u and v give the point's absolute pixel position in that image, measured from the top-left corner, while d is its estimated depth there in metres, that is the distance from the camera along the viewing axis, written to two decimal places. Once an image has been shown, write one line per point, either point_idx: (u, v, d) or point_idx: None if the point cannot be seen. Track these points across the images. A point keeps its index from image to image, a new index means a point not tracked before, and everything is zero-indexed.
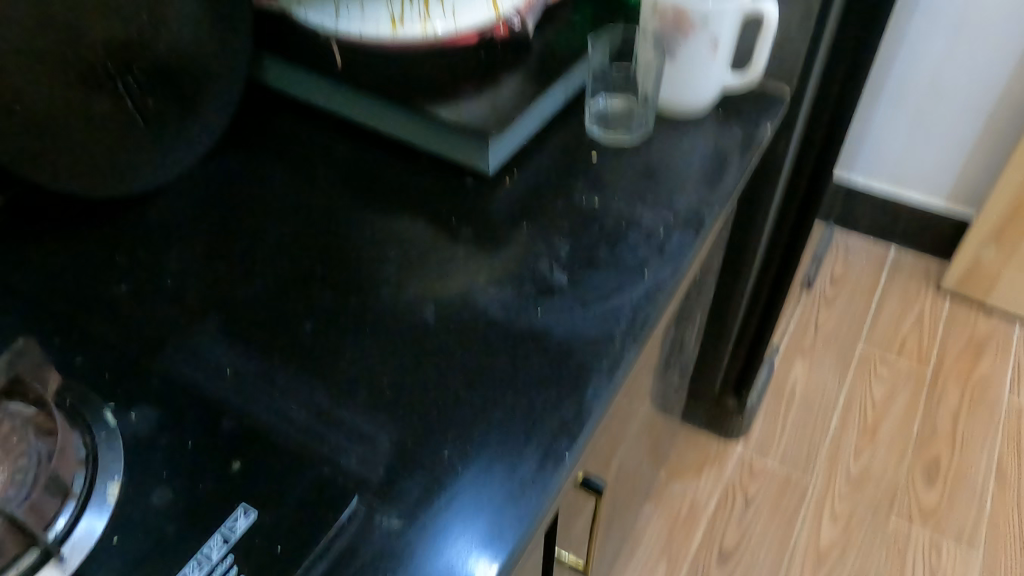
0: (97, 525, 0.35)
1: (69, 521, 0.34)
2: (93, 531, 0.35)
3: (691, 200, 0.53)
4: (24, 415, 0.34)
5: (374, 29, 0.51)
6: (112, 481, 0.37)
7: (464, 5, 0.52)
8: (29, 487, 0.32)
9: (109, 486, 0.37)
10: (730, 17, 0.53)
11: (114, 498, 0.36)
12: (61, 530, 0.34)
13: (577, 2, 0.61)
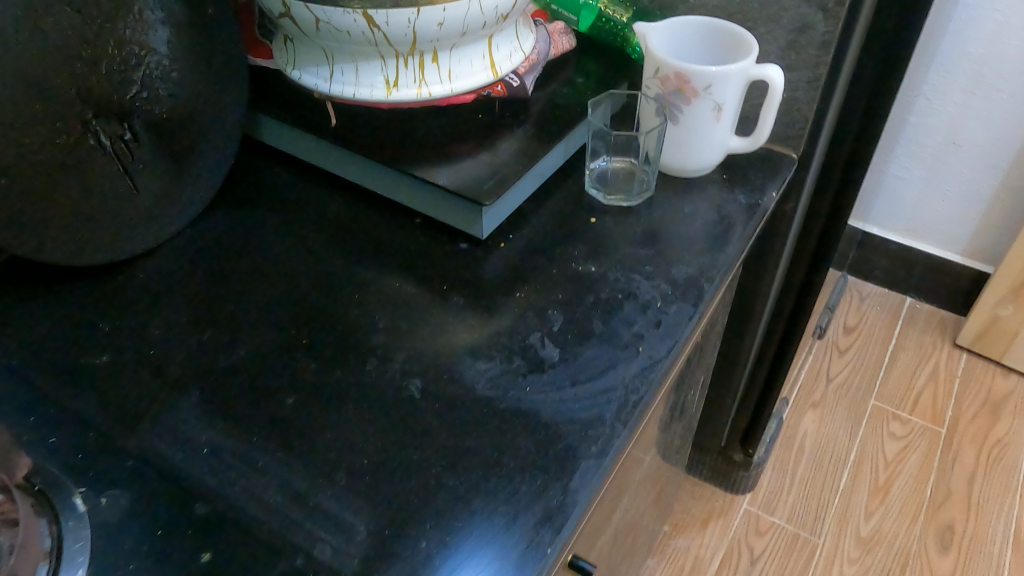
0: None
1: None
2: None
3: (692, 269, 0.51)
4: None
5: (368, 93, 0.51)
6: None
7: (460, 68, 0.51)
8: None
9: None
10: (734, 83, 0.52)
11: None
12: None
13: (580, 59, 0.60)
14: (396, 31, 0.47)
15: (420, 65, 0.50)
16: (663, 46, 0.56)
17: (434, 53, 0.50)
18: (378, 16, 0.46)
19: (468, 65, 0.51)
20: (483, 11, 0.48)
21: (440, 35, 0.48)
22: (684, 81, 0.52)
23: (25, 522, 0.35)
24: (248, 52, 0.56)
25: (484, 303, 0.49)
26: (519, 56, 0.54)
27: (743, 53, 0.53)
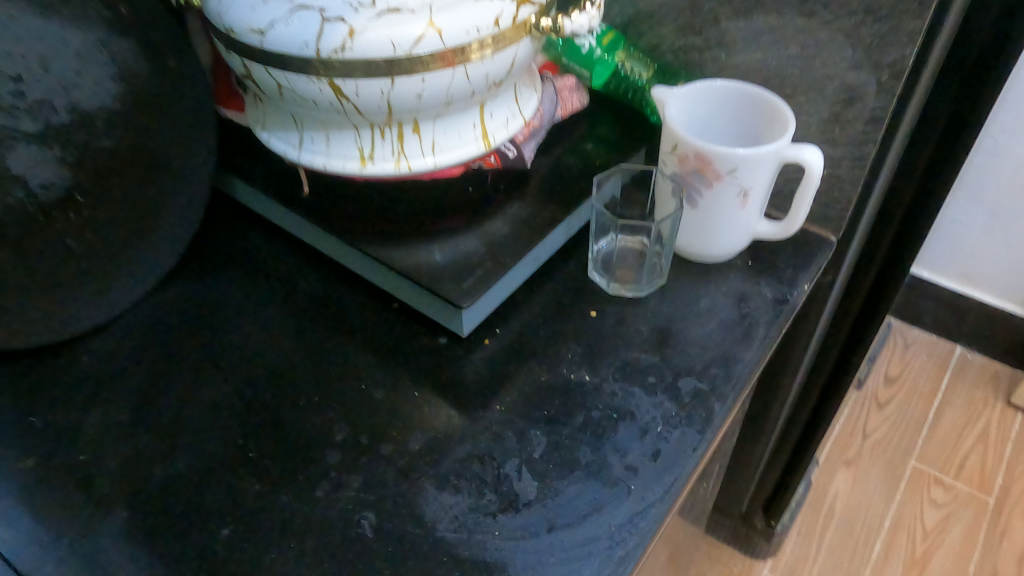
0: None
1: None
2: None
3: (701, 383, 0.44)
4: None
5: (341, 165, 0.44)
6: None
7: (447, 139, 0.44)
8: None
9: None
10: (765, 168, 0.44)
11: None
12: None
13: (589, 122, 0.53)
14: (369, 103, 0.41)
15: (398, 136, 0.43)
16: (685, 116, 0.48)
17: (415, 123, 0.43)
18: (346, 86, 0.40)
19: (455, 135, 0.44)
20: (471, 80, 0.41)
21: (421, 106, 0.42)
22: (705, 163, 0.44)
23: None
24: (217, 101, 0.51)
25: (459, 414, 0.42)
26: (518, 122, 0.47)
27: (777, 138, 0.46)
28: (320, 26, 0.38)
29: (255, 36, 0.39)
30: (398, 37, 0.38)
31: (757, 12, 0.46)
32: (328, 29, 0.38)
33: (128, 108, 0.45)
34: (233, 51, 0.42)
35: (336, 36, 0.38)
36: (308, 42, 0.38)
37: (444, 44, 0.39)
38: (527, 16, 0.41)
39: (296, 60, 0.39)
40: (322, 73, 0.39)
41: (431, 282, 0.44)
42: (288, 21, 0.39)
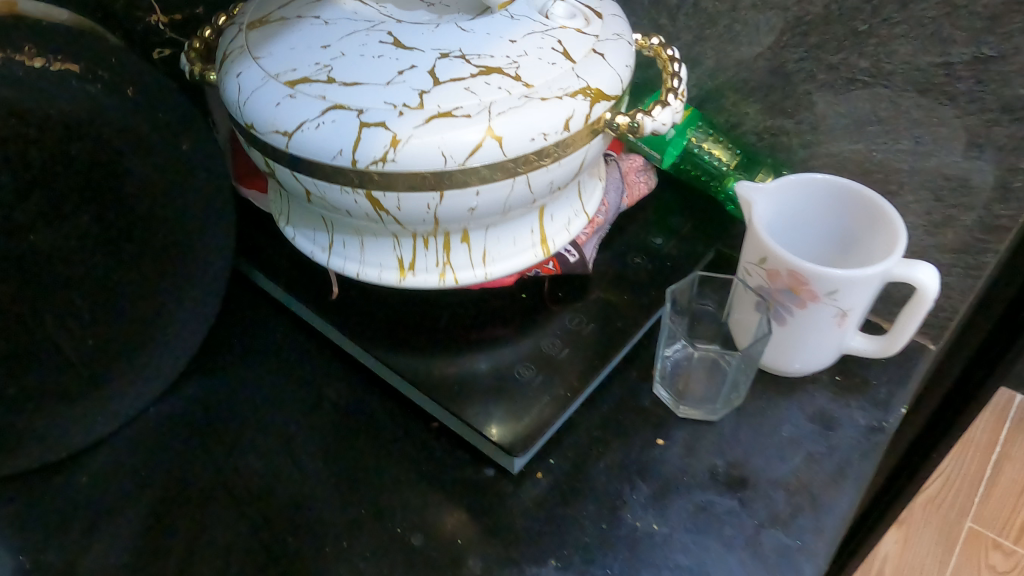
0: None
1: None
2: None
3: (786, 535, 0.37)
4: None
5: (376, 275, 0.38)
6: None
7: (500, 248, 0.38)
8: None
9: None
10: (870, 289, 0.38)
11: None
12: None
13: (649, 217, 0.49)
14: (412, 217, 0.35)
15: (444, 245, 0.37)
16: (772, 216, 0.42)
17: (464, 232, 0.37)
18: (386, 199, 0.34)
19: (510, 244, 0.38)
20: (533, 190, 0.35)
21: (473, 218, 0.36)
22: (799, 282, 0.38)
23: None
24: (236, 184, 0.46)
25: (509, 573, 0.36)
26: (581, 221, 0.41)
27: (883, 251, 0.40)
28: (358, 133, 0.31)
29: (281, 138, 0.33)
30: (451, 147, 0.32)
31: (862, 96, 0.40)
32: (367, 135, 0.32)
33: (134, 192, 0.39)
34: (254, 147, 0.35)
35: (377, 145, 0.32)
36: (343, 150, 0.32)
37: (504, 152, 0.33)
38: (601, 113, 0.35)
39: (329, 168, 0.33)
40: (358, 183, 0.33)
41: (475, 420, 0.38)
42: (320, 123, 0.32)
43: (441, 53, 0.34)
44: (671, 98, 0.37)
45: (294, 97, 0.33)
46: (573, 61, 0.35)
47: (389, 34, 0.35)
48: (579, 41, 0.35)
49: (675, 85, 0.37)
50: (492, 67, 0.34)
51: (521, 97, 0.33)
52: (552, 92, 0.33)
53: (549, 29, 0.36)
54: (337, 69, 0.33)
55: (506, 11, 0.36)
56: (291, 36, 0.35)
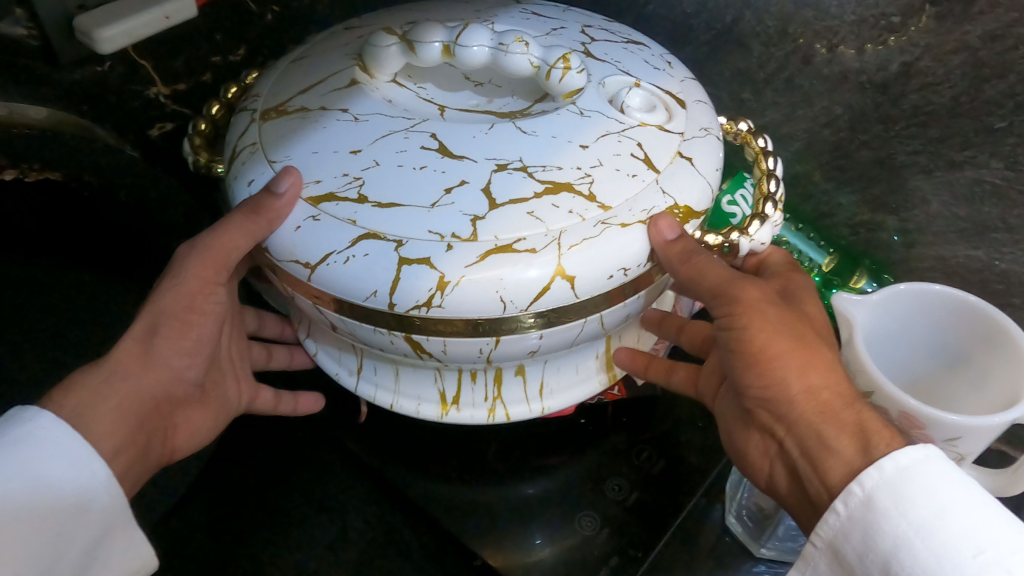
0: None
1: None
2: None
3: None
4: None
5: (413, 407, 0.32)
6: None
7: (560, 379, 0.32)
8: None
9: None
10: (997, 432, 0.32)
11: None
12: None
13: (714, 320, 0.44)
14: (460, 358, 0.29)
15: (495, 379, 0.31)
16: (874, 330, 0.36)
17: (518, 367, 0.31)
18: (430, 343, 0.28)
19: (572, 372, 0.32)
20: (606, 325, 0.30)
21: (534, 356, 0.30)
22: (913, 426, 0.32)
23: None
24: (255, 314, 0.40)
25: None
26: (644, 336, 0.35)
27: (1006, 388, 0.33)
28: (399, 275, 0.25)
29: (301, 269, 0.27)
30: (512, 293, 0.26)
31: (992, 203, 0.34)
32: (408, 275, 0.25)
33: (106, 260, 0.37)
34: (273, 270, 0.29)
35: (420, 288, 0.25)
36: (379, 291, 0.26)
37: (576, 292, 0.27)
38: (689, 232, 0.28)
39: (360, 308, 0.27)
40: (398, 324, 0.27)
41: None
42: (349, 256, 0.26)
43: (498, 164, 0.27)
44: (770, 209, 0.30)
45: (317, 219, 0.26)
46: (657, 171, 0.28)
47: (432, 136, 0.28)
48: (662, 143, 0.29)
49: (771, 189, 0.31)
50: (561, 182, 0.27)
51: (598, 223, 0.26)
52: (635, 217, 0.26)
53: (626, 128, 0.29)
54: (369, 184, 0.27)
55: (572, 103, 0.29)
56: (311, 132, 0.29)
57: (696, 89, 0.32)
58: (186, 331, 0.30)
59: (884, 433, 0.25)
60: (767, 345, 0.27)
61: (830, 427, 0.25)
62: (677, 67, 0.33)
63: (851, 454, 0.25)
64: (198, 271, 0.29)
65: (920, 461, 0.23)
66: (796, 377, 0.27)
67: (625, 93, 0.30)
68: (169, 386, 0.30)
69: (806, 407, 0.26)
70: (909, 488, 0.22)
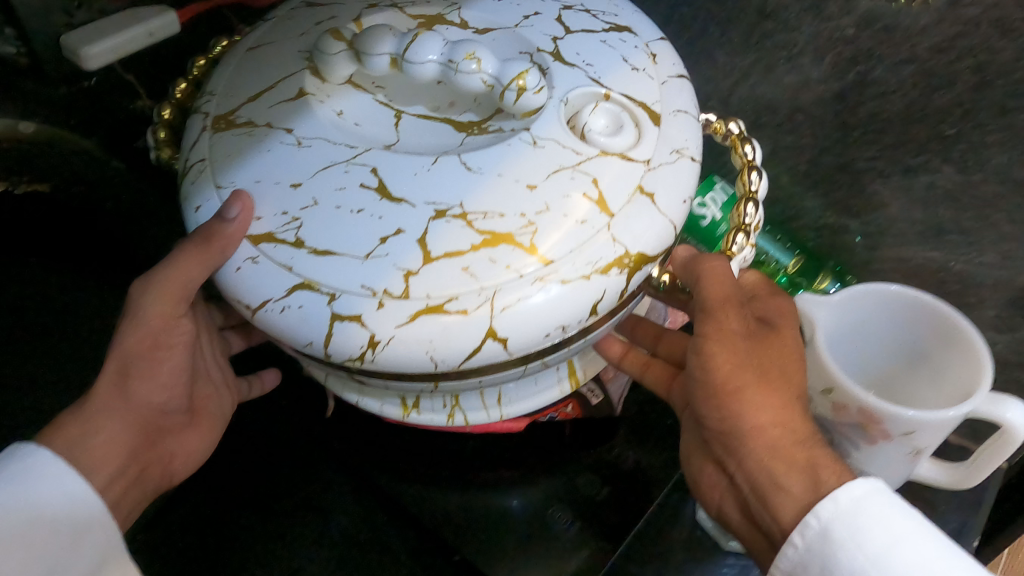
0: None
1: None
2: None
3: None
4: None
5: (377, 406, 0.34)
6: None
7: (519, 389, 0.33)
8: None
9: None
10: (951, 427, 0.33)
11: None
12: None
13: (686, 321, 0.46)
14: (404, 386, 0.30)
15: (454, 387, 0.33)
16: (835, 326, 0.37)
17: None
18: (376, 379, 0.29)
19: (533, 383, 0.34)
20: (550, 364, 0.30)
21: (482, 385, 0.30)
22: (872, 421, 0.33)
23: None
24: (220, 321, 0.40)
25: None
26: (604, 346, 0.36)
27: (960, 383, 0.35)
28: (330, 332, 0.26)
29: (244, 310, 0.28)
30: (441, 353, 0.26)
31: (946, 207, 0.35)
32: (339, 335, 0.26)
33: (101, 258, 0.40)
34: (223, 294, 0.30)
35: (353, 345, 0.26)
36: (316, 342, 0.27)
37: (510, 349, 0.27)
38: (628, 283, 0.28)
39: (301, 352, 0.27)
40: (340, 364, 0.28)
41: None
42: (285, 305, 0.27)
43: (437, 210, 0.27)
44: (739, 242, 0.31)
45: (257, 261, 0.27)
46: (610, 215, 0.28)
47: (373, 171, 0.28)
48: (619, 181, 0.28)
49: (750, 213, 0.31)
50: (503, 230, 0.27)
51: (536, 281, 0.26)
52: (575, 274, 0.26)
53: (583, 160, 0.28)
54: (307, 226, 0.27)
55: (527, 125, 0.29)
56: (255, 148, 0.29)
57: (676, 104, 0.31)
58: (154, 365, 0.31)
59: (828, 471, 0.28)
60: (729, 382, 0.29)
61: (782, 467, 0.28)
62: (660, 69, 0.32)
63: (799, 490, 0.28)
64: (157, 308, 0.30)
65: (866, 493, 0.26)
66: (750, 412, 0.29)
67: (588, 112, 0.30)
68: (152, 414, 0.32)
69: (761, 443, 0.29)
70: (860, 519, 0.26)
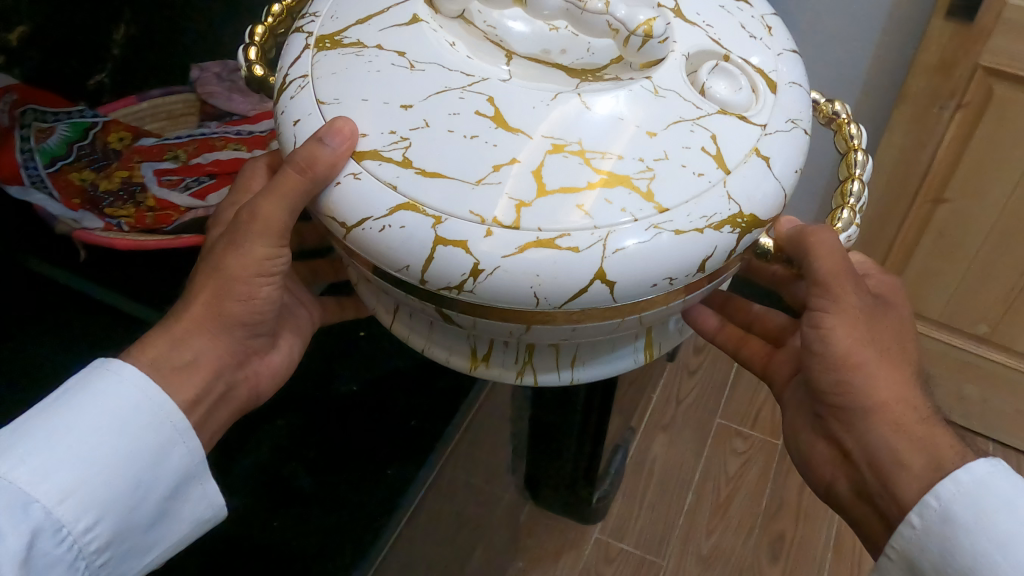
0: (211, 510, 0.54)
1: (177, 504, 0.52)
2: (212, 504, 0.54)
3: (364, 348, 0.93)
4: (194, 498, 0.53)
5: (440, 282, 0.45)
6: (196, 499, 0.53)
7: (558, 279, 0.43)
8: (191, 506, 0.53)
9: (177, 490, 0.51)
10: (732, 236, 0.46)
11: (208, 507, 0.54)
12: (165, 509, 0.51)
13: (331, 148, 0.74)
14: (448, 275, 0.44)
15: (496, 268, 0.43)
16: None
17: (554, 243, 0.43)
18: (433, 261, 0.44)
19: (581, 264, 0.43)
20: (608, 249, 0.43)
21: (504, 264, 0.43)
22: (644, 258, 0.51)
23: (176, 514, 0.52)
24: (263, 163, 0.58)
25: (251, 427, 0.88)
26: (648, 211, 0.44)
27: (747, 200, 0.46)
28: (434, 250, 0.44)
29: (345, 225, 0.46)
30: (546, 289, 0.44)
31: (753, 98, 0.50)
32: (443, 251, 0.44)
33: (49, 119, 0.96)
34: (349, 242, 0.47)
35: (457, 271, 0.44)
36: (420, 253, 0.44)
37: (614, 296, 0.45)
38: (696, 228, 0.45)
39: (394, 271, 0.46)
40: (426, 290, 0.46)
41: (483, 368, 0.57)
42: (388, 221, 0.45)
43: (554, 144, 0.45)
44: (844, 220, 0.51)
45: (365, 172, 0.46)
46: (723, 172, 0.46)
47: (485, 101, 0.47)
48: (736, 149, 0.47)
49: (853, 189, 0.51)
50: (616, 177, 0.44)
51: (650, 227, 0.44)
52: (687, 227, 0.44)
53: (700, 115, 0.47)
54: (415, 143, 0.46)
55: (650, 80, 0.48)
56: (373, 65, 0.49)
57: (799, 92, 0.51)
58: (242, 287, 0.53)
59: (951, 450, 0.48)
60: (850, 354, 0.50)
61: (904, 447, 0.49)
62: (777, 43, 0.53)
63: (915, 472, 0.48)
64: (267, 203, 0.50)
65: (988, 473, 0.45)
66: (872, 386, 0.50)
67: (713, 85, 0.48)
68: (241, 314, 0.55)
69: (895, 435, 0.50)
70: (988, 497, 0.44)
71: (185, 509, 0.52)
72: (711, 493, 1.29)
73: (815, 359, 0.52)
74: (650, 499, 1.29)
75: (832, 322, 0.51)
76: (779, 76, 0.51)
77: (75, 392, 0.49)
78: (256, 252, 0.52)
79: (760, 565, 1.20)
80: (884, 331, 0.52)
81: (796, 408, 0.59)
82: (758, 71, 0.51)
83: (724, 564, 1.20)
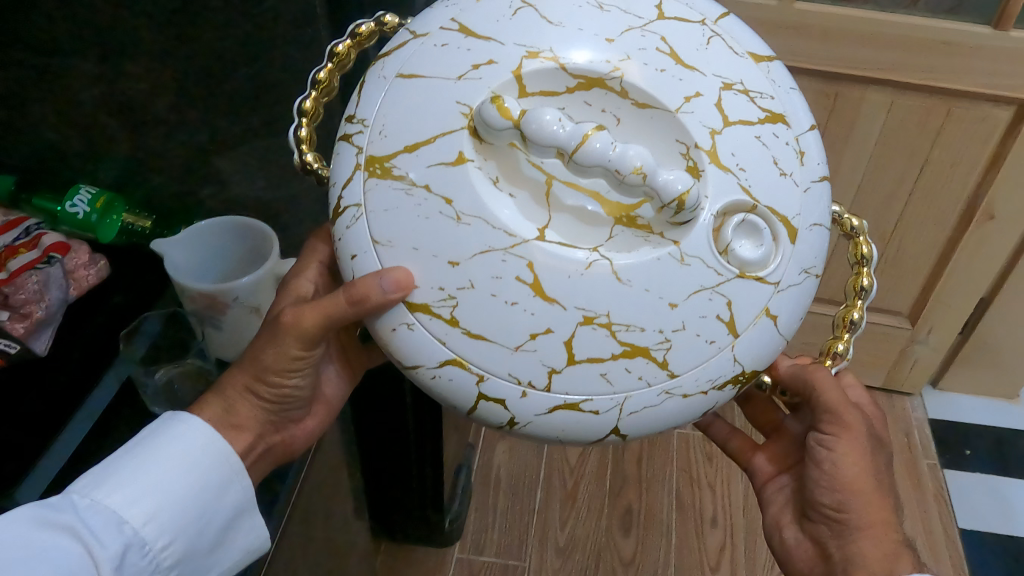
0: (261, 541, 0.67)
1: (236, 532, 0.65)
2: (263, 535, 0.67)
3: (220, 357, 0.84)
4: (249, 525, 0.66)
5: (484, 420, 0.54)
6: (249, 527, 0.66)
7: (579, 429, 0.53)
8: (247, 533, 0.66)
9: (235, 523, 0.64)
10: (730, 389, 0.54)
11: (259, 537, 0.67)
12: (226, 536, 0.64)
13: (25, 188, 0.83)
14: (490, 418, 0.54)
15: (529, 420, 0.53)
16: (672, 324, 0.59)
17: (576, 405, 0.52)
18: (479, 408, 0.53)
19: (598, 421, 0.53)
20: (625, 408, 0.52)
21: (537, 418, 0.53)
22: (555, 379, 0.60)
23: (234, 540, 0.65)
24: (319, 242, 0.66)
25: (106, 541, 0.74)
26: (661, 376, 0.52)
27: (752, 358, 0.54)
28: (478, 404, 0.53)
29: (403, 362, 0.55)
30: (568, 435, 0.53)
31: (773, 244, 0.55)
32: (485, 403, 0.53)
33: None
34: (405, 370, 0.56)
35: (500, 417, 0.53)
36: (468, 400, 0.53)
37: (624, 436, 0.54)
38: (701, 389, 0.53)
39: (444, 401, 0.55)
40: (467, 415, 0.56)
41: None
42: (440, 372, 0.53)
43: (584, 316, 0.51)
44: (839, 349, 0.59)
45: (418, 325, 0.53)
46: (733, 335, 0.53)
47: (523, 267, 0.51)
48: (748, 313, 0.53)
49: (853, 319, 0.57)
50: (637, 349, 0.51)
51: (661, 392, 0.52)
52: (693, 391, 0.52)
53: (719, 281, 0.52)
54: (461, 304, 0.52)
55: (679, 246, 0.52)
56: (421, 211, 0.53)
57: (817, 233, 0.55)
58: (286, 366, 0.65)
59: (910, 562, 0.63)
60: (855, 481, 0.64)
61: (878, 551, 0.63)
62: (805, 176, 0.55)
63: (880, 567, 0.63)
64: (307, 316, 0.60)
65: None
66: (864, 504, 0.64)
67: (737, 244, 0.53)
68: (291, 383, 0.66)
69: (872, 541, 0.64)
70: None
71: (241, 537, 0.66)
72: (558, 488, 1.50)
73: (823, 477, 0.65)
74: (499, 511, 1.47)
75: (845, 453, 0.64)
76: (802, 218, 0.55)
77: (151, 439, 0.61)
78: (291, 350, 0.63)
79: (614, 541, 1.43)
80: (879, 459, 0.66)
81: (781, 504, 0.73)
82: (783, 217, 0.54)
83: (582, 550, 1.41)
